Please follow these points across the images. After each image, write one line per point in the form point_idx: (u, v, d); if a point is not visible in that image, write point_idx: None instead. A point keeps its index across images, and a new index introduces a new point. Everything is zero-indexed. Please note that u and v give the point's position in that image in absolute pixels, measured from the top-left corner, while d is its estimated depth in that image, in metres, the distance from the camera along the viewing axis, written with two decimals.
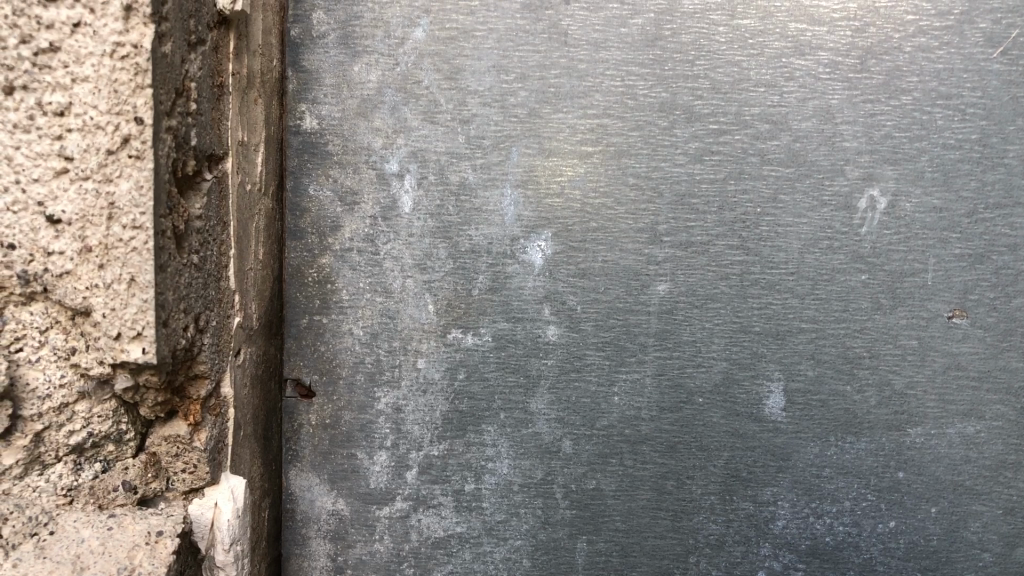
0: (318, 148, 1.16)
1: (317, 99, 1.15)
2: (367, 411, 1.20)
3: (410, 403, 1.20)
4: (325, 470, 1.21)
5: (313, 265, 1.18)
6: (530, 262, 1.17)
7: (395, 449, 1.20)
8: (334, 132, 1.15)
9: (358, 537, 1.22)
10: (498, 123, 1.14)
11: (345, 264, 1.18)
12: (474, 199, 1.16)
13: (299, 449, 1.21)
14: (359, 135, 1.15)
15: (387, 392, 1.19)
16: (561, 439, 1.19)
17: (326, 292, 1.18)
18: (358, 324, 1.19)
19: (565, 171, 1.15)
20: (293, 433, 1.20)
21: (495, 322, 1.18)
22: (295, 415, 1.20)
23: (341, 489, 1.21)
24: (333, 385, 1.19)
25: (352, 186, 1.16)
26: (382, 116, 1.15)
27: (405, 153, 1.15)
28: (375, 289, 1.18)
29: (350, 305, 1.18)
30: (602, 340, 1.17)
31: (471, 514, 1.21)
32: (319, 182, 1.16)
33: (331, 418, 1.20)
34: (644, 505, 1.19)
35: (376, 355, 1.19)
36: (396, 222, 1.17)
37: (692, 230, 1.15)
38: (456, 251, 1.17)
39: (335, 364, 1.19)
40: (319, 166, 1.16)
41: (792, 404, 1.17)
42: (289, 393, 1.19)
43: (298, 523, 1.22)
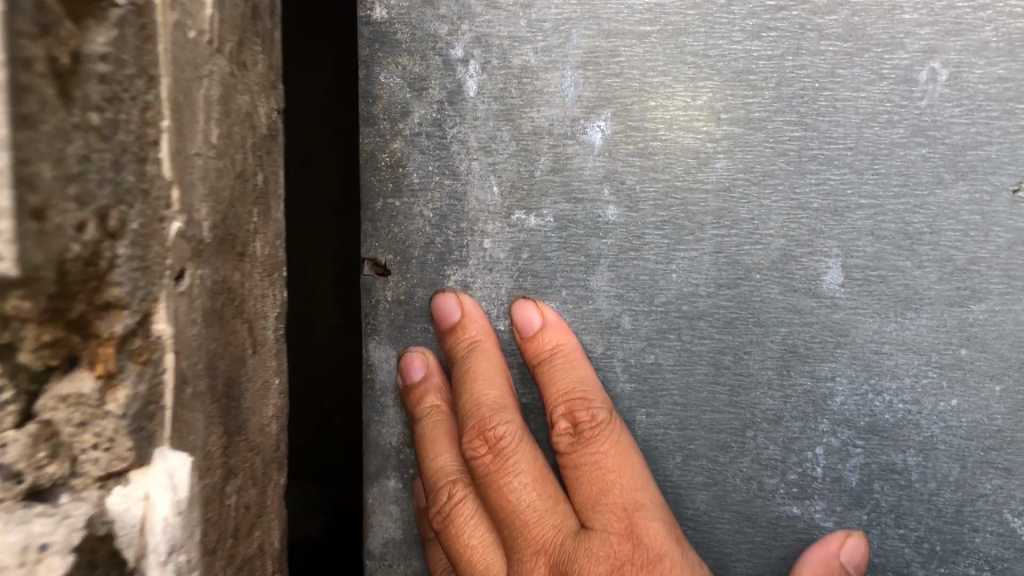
0: (386, 36, 1.22)
1: None
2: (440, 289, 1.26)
3: (477, 281, 1.25)
4: (400, 343, 1.28)
5: (385, 150, 1.25)
6: (590, 143, 1.20)
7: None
8: (402, 21, 1.22)
9: None
10: (558, 5, 1.18)
11: (415, 148, 1.24)
12: (536, 81, 1.20)
13: (377, 324, 1.29)
14: (426, 23, 1.21)
15: (456, 270, 1.26)
16: (620, 314, 1.23)
17: (398, 176, 1.25)
18: (428, 207, 1.25)
19: (623, 52, 1.18)
20: (372, 308, 1.28)
21: (557, 203, 1.22)
22: (372, 292, 1.28)
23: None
24: (407, 264, 1.26)
25: (420, 73, 1.22)
26: (447, 3, 1.21)
27: (469, 38, 1.21)
28: (443, 172, 1.24)
29: (420, 189, 1.25)
30: (661, 219, 1.20)
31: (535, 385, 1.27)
32: (389, 70, 1.23)
33: (406, 296, 1.27)
34: (701, 380, 1.23)
35: (445, 236, 1.25)
36: (462, 105, 1.22)
37: (750, 107, 1.16)
38: (519, 133, 1.21)
39: (408, 245, 1.26)
40: (389, 54, 1.22)
41: (851, 280, 1.18)
42: (366, 272, 1.28)
43: (376, 392, 1.30)
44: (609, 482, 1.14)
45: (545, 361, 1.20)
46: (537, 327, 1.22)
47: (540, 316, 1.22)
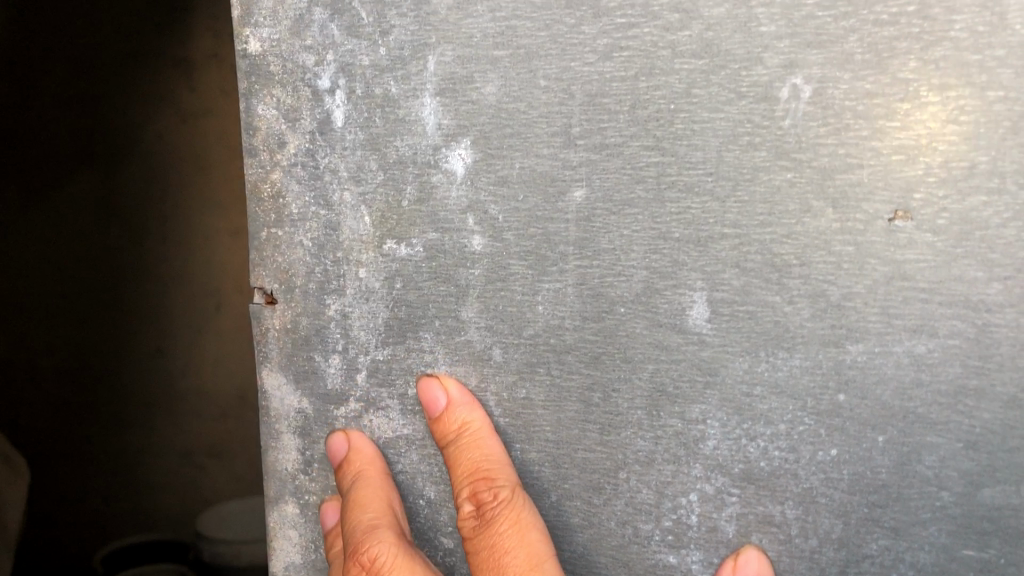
0: (262, 70, 1.23)
1: (258, 24, 1.22)
2: (323, 318, 1.26)
3: (354, 310, 1.24)
4: (290, 370, 1.29)
5: (267, 181, 1.25)
6: (452, 171, 1.16)
7: (346, 353, 1.26)
8: (275, 54, 1.22)
9: (321, 434, 1.29)
10: (413, 32, 1.15)
11: (293, 178, 1.24)
12: (398, 110, 1.17)
13: (269, 352, 1.29)
14: (296, 55, 1.21)
15: (335, 299, 1.25)
16: (491, 347, 1.18)
17: (279, 206, 1.25)
18: (307, 236, 1.25)
19: (478, 78, 1.13)
20: (262, 335, 1.29)
21: (425, 233, 1.19)
22: (261, 319, 1.28)
23: (305, 388, 1.29)
24: (291, 292, 1.27)
25: (293, 104, 1.22)
26: (313, 34, 1.20)
27: (334, 69, 1.19)
28: (318, 202, 1.24)
29: (299, 218, 1.25)
30: (525, 249, 1.15)
31: (416, 416, 1.23)
32: (266, 102, 1.23)
33: (293, 323, 1.28)
34: (573, 417, 1.17)
35: (324, 266, 1.24)
36: (332, 136, 1.21)
37: (606, 132, 1.09)
38: (385, 163, 1.19)
39: (291, 274, 1.26)
40: (264, 87, 1.23)
41: (718, 315, 1.09)
42: (256, 300, 1.28)
43: (271, 420, 1.31)
44: (506, 564, 1.02)
45: (449, 442, 1.15)
46: (443, 406, 1.17)
47: (444, 394, 1.18)
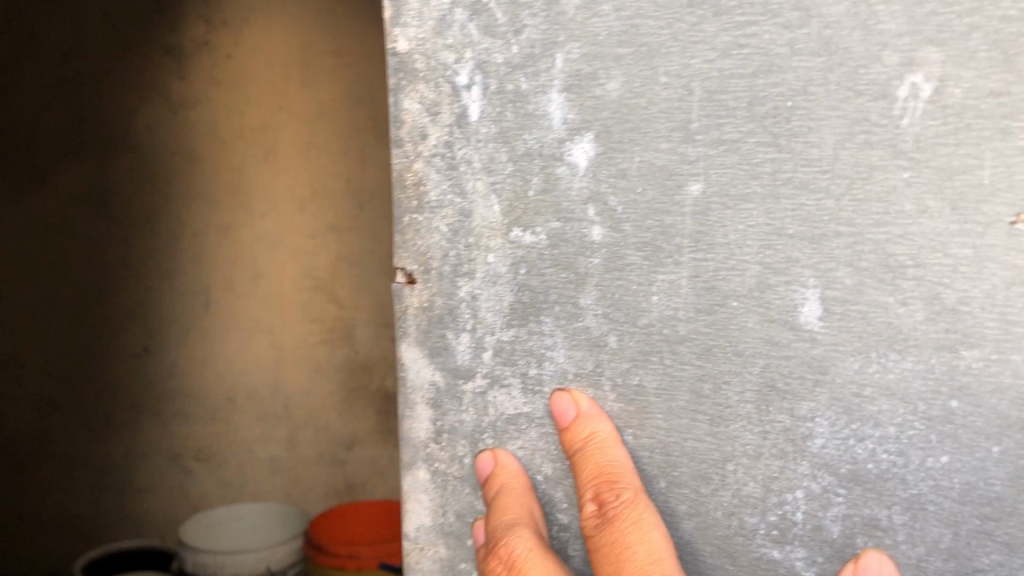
0: (408, 67, 1.27)
1: (404, 23, 1.26)
2: (454, 299, 1.31)
3: (484, 294, 1.29)
4: (425, 346, 1.34)
5: (410, 170, 1.30)
6: (575, 164, 1.21)
7: (474, 333, 1.31)
8: (421, 52, 1.26)
9: (450, 406, 1.35)
10: (544, 30, 1.19)
11: (433, 168, 1.29)
12: (527, 105, 1.22)
13: (406, 329, 1.35)
14: (438, 53, 1.25)
15: (467, 281, 1.30)
16: (607, 334, 1.22)
17: (419, 193, 1.30)
18: (442, 222, 1.30)
19: (603, 75, 1.18)
20: (400, 313, 1.35)
21: (549, 223, 1.23)
22: (400, 299, 1.34)
23: (438, 363, 1.34)
24: (428, 274, 1.32)
25: (435, 99, 1.27)
26: (454, 33, 1.24)
27: (472, 66, 1.24)
28: (453, 191, 1.28)
29: (437, 205, 1.29)
30: (642, 240, 1.18)
31: (537, 396, 1.28)
32: (411, 95, 1.28)
33: (429, 303, 1.33)
34: (683, 407, 1.19)
35: (457, 252, 1.29)
36: (468, 129, 1.26)
37: (723, 127, 1.12)
38: (515, 155, 1.24)
39: (428, 256, 1.31)
40: (410, 81, 1.27)
41: (830, 314, 1.09)
42: (397, 281, 1.34)
43: (406, 392, 1.37)
44: (628, 559, 1.11)
45: (575, 449, 1.21)
46: (572, 417, 1.23)
47: (574, 407, 1.23)
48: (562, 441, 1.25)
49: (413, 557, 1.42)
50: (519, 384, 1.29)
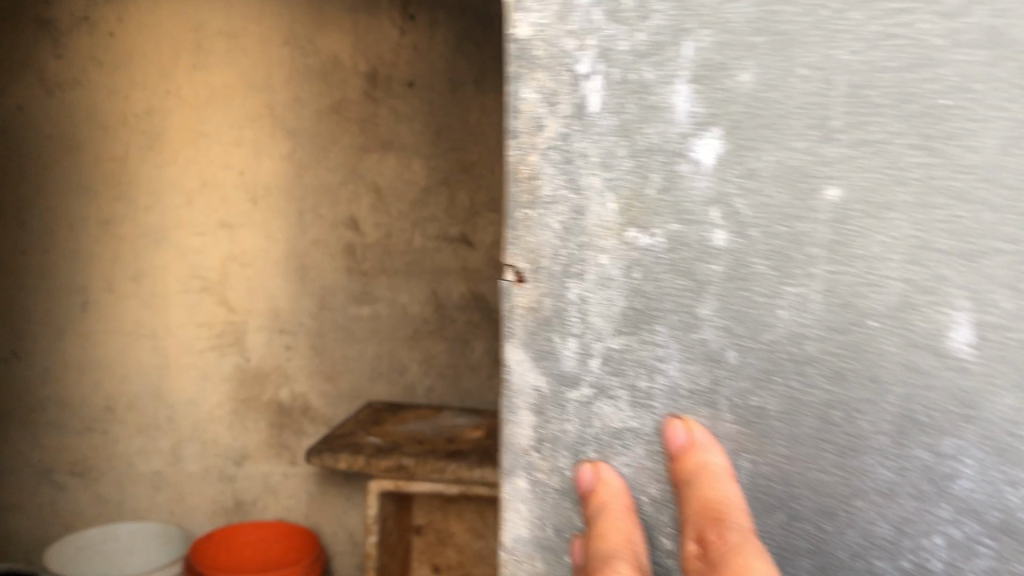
0: (527, 53, 1.20)
1: (527, 10, 1.20)
2: (563, 300, 1.22)
3: (595, 298, 1.20)
4: (531, 348, 1.25)
5: (524, 163, 1.22)
6: (698, 160, 1.12)
7: (582, 338, 1.22)
8: (543, 39, 1.19)
9: (553, 414, 1.25)
10: (669, 17, 1.13)
11: (548, 162, 1.21)
12: (651, 97, 1.14)
13: (513, 329, 1.25)
14: (559, 41, 1.19)
15: (577, 283, 1.21)
16: (725, 347, 1.12)
17: (532, 187, 1.22)
18: (554, 219, 1.21)
19: (734, 67, 1.09)
20: (509, 313, 1.25)
21: (667, 224, 1.14)
22: (509, 297, 1.25)
23: (543, 368, 1.24)
24: (538, 273, 1.23)
25: (553, 89, 1.20)
26: (578, 19, 1.18)
27: (594, 55, 1.17)
28: (569, 186, 1.20)
29: (551, 201, 1.21)
30: (769, 248, 1.08)
31: (643, 411, 1.19)
32: (528, 85, 1.21)
33: (539, 303, 1.23)
34: (807, 434, 1.07)
35: (569, 250, 1.21)
36: (587, 121, 1.18)
37: (870, 127, 1.02)
38: (635, 149, 1.15)
39: (539, 254, 1.22)
40: (528, 70, 1.20)
41: (984, 341, 0.99)
42: (506, 278, 1.25)
43: (509, 397, 1.27)
44: None
45: (686, 481, 1.09)
46: (683, 445, 1.13)
47: (687, 435, 1.13)
48: (671, 472, 1.14)
49: (508, 568, 1.30)
50: (625, 396, 1.20)
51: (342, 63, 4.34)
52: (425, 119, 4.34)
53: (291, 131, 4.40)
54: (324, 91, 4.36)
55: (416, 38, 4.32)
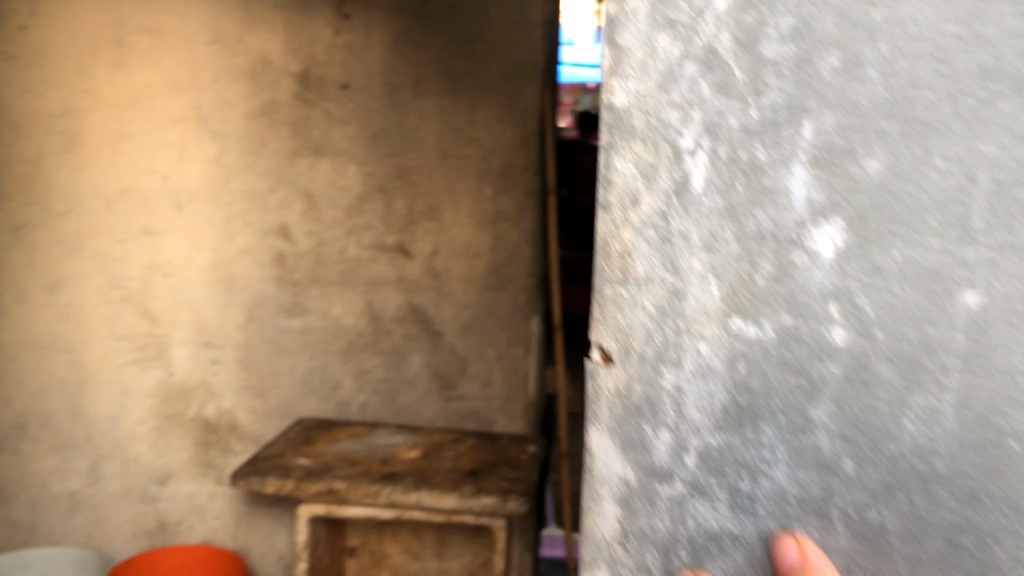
0: (623, 122, 1.10)
1: (623, 72, 1.09)
2: (653, 386, 1.12)
3: (694, 387, 1.10)
4: (617, 436, 1.14)
5: (616, 237, 1.11)
6: (818, 252, 1.04)
7: (675, 431, 1.11)
8: (640, 105, 1.09)
9: (640, 510, 1.14)
10: (786, 94, 1.03)
11: (642, 237, 1.10)
12: (764, 179, 1.05)
13: (598, 411, 1.15)
14: (659, 108, 1.08)
15: (672, 370, 1.10)
16: (841, 456, 1.05)
17: (624, 262, 1.11)
18: (649, 300, 1.11)
19: (862, 154, 1.02)
20: (594, 393, 1.15)
21: (779, 317, 1.06)
22: (593, 375, 1.15)
23: (631, 459, 1.13)
24: (627, 355, 1.12)
25: (650, 161, 1.09)
26: (681, 91, 1.07)
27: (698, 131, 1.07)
28: (665, 266, 1.10)
29: (644, 280, 1.10)
30: (895, 352, 1.02)
31: (744, 516, 1.09)
32: (622, 155, 1.10)
33: (628, 386, 1.13)
34: (935, 554, 1.03)
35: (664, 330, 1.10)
36: (687, 197, 1.08)
37: (1017, 229, 0.98)
38: (743, 235, 1.06)
39: (629, 336, 1.12)
40: (622, 140, 1.10)
41: None
42: (591, 355, 1.15)
43: (591, 486, 1.16)
44: None
45: None
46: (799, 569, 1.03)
47: (801, 556, 1.04)
48: None
49: None
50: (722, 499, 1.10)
51: (272, 62, 4.02)
52: (364, 116, 4.03)
53: (217, 131, 4.08)
54: (255, 81, 4.04)
55: (353, 38, 4.00)
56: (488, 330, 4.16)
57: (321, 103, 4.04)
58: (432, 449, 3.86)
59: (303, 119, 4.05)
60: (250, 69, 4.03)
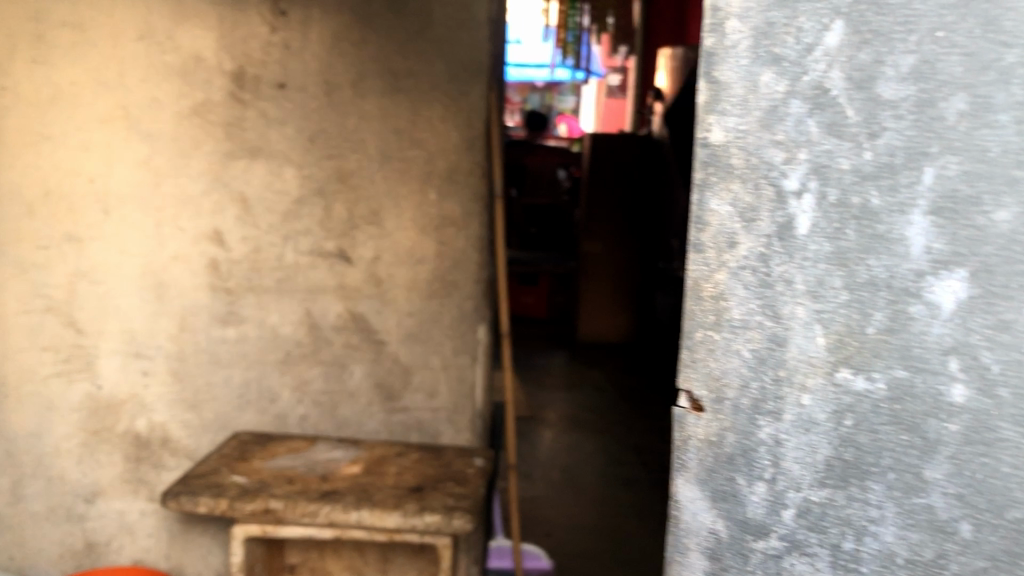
0: (723, 158, 1.94)
1: (725, 109, 1.93)
2: (750, 438, 1.96)
3: (787, 439, 1.92)
4: (708, 484, 2.02)
5: (709, 280, 1.98)
6: (935, 302, 1.76)
7: (772, 480, 1.94)
8: (740, 136, 1.92)
9: (728, 554, 2.01)
10: (912, 141, 1.76)
11: (739, 279, 1.94)
12: (876, 223, 1.80)
13: (689, 458, 2.04)
14: (765, 150, 1.90)
15: (769, 424, 1.94)
16: (958, 517, 1.77)
17: (719, 310, 1.97)
18: (745, 346, 1.95)
19: (984, 203, 1.71)
20: (685, 441, 2.04)
21: (890, 367, 1.80)
22: (686, 424, 2.04)
23: (717, 510, 2.01)
24: (718, 402, 2.00)
25: (750, 202, 1.92)
26: (785, 128, 1.87)
27: (806, 167, 1.85)
28: (767, 313, 1.92)
29: (740, 323, 1.95)
30: (1017, 411, 1.70)
31: (845, 570, 1.88)
32: (720, 196, 1.95)
33: (717, 437, 2.00)
34: None
35: (761, 381, 1.94)
36: (789, 239, 1.88)
37: None
38: (855, 280, 1.82)
39: (722, 382, 1.99)
40: (721, 178, 1.95)
41: None
42: (683, 406, 2.06)
43: (678, 533, 2.07)
44: None
45: None
46: None
47: None
48: None
49: None
50: (821, 546, 1.91)
51: (204, 61, 5.49)
52: (299, 118, 5.53)
53: (141, 131, 5.57)
54: (188, 79, 5.51)
55: (288, 37, 5.46)
56: (432, 336, 5.73)
57: (249, 125, 5.54)
58: (373, 466, 5.38)
59: (236, 115, 5.54)
60: (182, 69, 5.50)
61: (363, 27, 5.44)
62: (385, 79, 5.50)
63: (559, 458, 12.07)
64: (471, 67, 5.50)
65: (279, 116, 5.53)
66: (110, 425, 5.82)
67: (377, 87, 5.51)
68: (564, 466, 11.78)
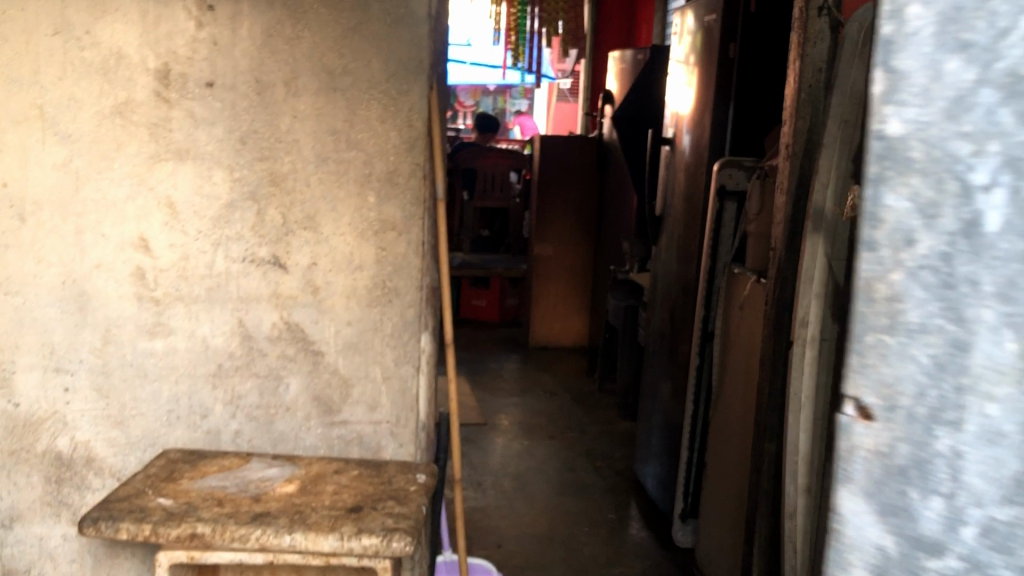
0: (901, 155, 1.24)
1: (903, 103, 1.24)
2: (927, 450, 1.24)
3: (972, 453, 1.20)
4: (875, 499, 1.29)
5: (881, 280, 1.27)
6: None
7: (953, 501, 1.22)
8: (921, 138, 1.22)
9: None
10: None
11: (915, 279, 1.23)
12: None
13: (854, 468, 1.31)
14: (948, 141, 1.20)
15: (948, 433, 1.22)
16: None
17: (894, 311, 1.26)
18: (923, 348, 1.23)
19: None
20: (850, 453, 1.31)
21: None
22: (851, 436, 1.31)
23: (890, 529, 1.28)
24: (890, 411, 1.27)
25: (932, 198, 1.21)
26: (975, 119, 1.17)
27: (1000, 161, 1.15)
28: (945, 312, 1.21)
29: (918, 327, 1.24)
30: None
31: None
32: (898, 192, 1.24)
33: (887, 448, 1.27)
34: None
35: (942, 390, 1.22)
36: (979, 239, 1.17)
37: None
38: None
39: (894, 388, 1.26)
40: (900, 173, 1.24)
41: None
42: (848, 412, 1.32)
43: (839, 553, 1.33)
44: None
45: None
46: None
47: None
48: None
49: None
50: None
51: (127, 57, 5.11)
52: (230, 120, 5.16)
53: (58, 131, 5.16)
54: (110, 76, 5.12)
55: (217, 33, 5.10)
56: (373, 346, 5.39)
57: (176, 126, 5.17)
58: (309, 485, 5.01)
59: (162, 114, 5.16)
60: (103, 68, 5.11)
61: (297, 21, 5.10)
62: (320, 76, 5.15)
63: (511, 465, 11.78)
64: (409, 65, 5.16)
65: (208, 116, 5.16)
66: (28, 444, 5.41)
67: (312, 85, 5.15)
68: (516, 474, 11.49)
